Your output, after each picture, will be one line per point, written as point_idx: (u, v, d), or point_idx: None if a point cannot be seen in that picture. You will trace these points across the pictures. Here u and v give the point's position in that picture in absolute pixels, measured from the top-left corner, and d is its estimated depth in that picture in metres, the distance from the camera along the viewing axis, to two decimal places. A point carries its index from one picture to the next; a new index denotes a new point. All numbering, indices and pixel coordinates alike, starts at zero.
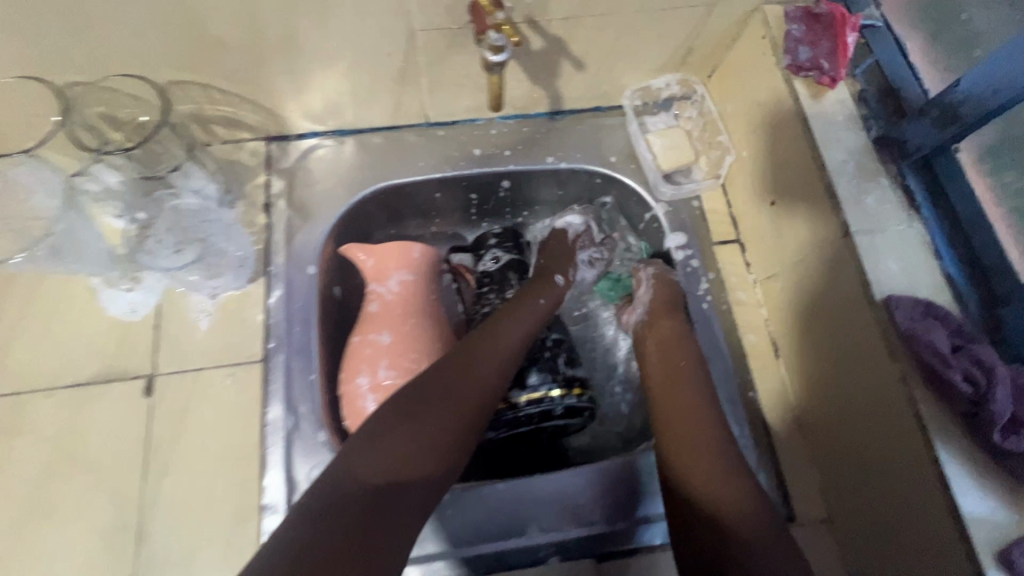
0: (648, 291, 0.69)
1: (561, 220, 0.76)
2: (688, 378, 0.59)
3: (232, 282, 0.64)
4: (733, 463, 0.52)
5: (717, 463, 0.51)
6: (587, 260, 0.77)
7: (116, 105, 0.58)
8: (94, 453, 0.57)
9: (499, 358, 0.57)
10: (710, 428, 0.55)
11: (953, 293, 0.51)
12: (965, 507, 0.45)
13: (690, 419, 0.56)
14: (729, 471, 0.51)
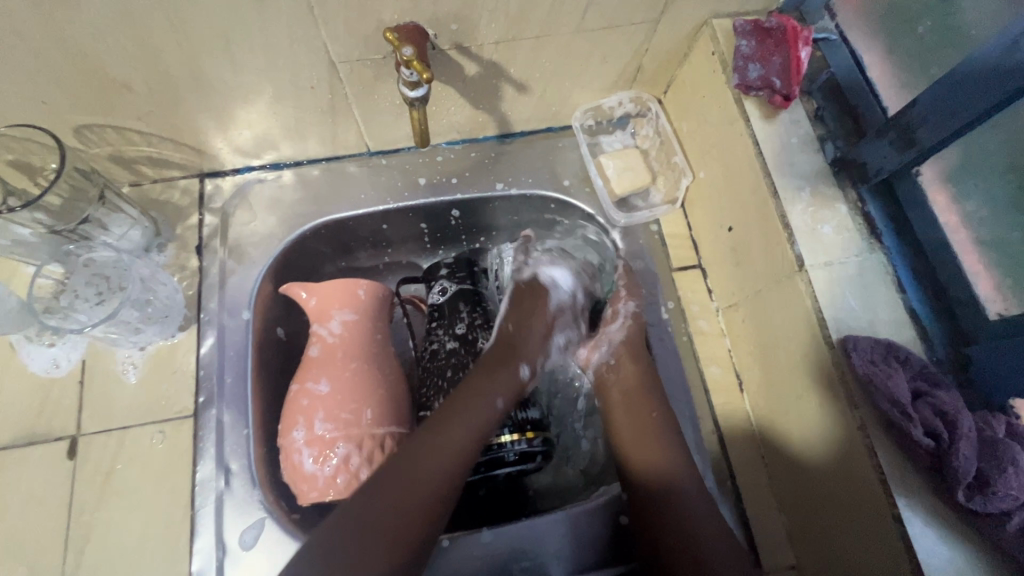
0: (621, 330, 0.63)
1: (546, 273, 0.68)
2: (659, 429, 0.56)
3: (158, 333, 0.61)
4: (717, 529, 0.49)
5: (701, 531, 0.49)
6: (563, 343, 0.67)
7: (25, 152, 0.55)
8: (12, 523, 0.54)
9: (468, 441, 0.53)
10: (691, 491, 0.52)
11: (918, 330, 0.48)
12: (932, 573, 0.41)
13: (666, 485, 0.52)
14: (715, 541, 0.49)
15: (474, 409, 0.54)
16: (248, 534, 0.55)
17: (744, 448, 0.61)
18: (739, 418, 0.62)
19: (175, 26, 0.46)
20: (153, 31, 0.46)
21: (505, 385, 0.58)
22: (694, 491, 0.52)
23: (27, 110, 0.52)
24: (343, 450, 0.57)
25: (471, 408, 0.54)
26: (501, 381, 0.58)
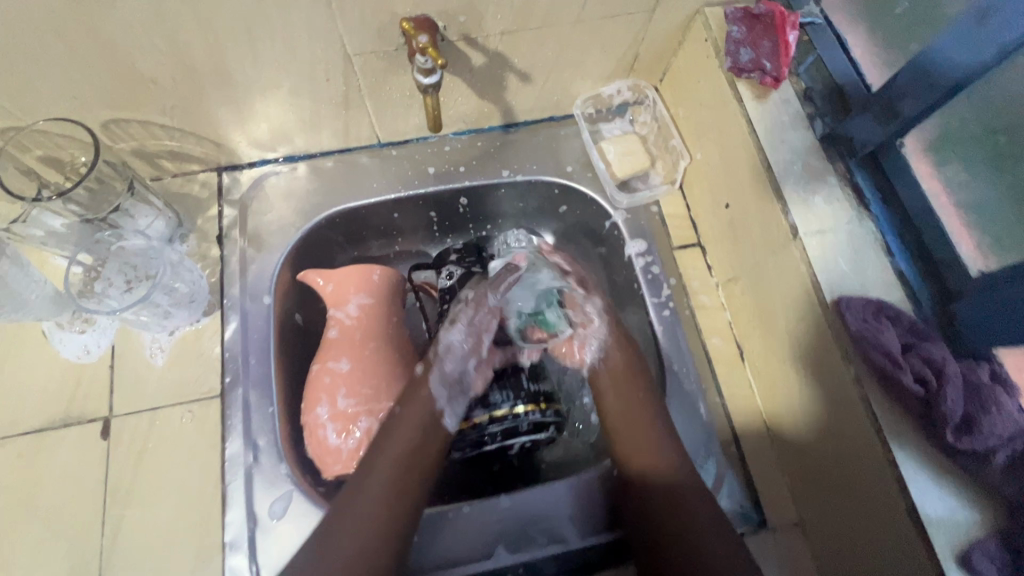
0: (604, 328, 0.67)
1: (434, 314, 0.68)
2: (636, 399, 0.62)
3: (186, 317, 0.64)
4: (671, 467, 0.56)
5: (657, 470, 0.56)
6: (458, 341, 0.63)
7: (54, 146, 0.58)
8: (52, 499, 0.57)
9: (391, 490, 0.54)
10: (653, 441, 0.58)
11: (906, 290, 0.51)
12: (925, 510, 0.44)
13: (633, 443, 0.59)
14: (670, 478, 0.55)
15: (391, 450, 0.55)
16: (277, 505, 0.57)
17: (746, 413, 0.64)
18: (740, 386, 0.65)
19: (201, 22, 0.49)
20: (180, 27, 0.49)
21: (428, 424, 0.58)
22: (656, 438, 0.58)
23: (59, 106, 0.55)
24: (365, 424, 0.60)
25: (386, 454, 0.55)
26: (418, 420, 0.58)
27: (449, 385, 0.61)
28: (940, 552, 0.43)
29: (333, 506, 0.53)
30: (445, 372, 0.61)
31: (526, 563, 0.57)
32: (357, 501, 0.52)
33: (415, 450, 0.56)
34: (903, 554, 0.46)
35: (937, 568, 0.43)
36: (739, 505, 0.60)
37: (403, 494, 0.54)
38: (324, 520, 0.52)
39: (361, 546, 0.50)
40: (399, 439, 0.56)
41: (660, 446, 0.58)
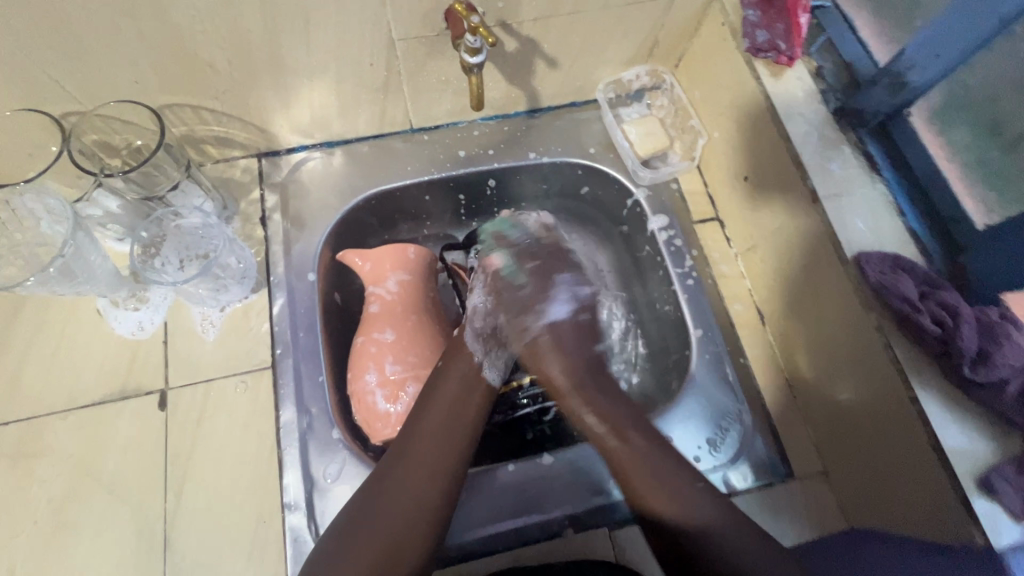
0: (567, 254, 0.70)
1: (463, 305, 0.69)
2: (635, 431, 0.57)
3: (237, 293, 0.67)
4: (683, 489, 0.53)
5: (663, 492, 0.53)
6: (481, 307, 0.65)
7: (110, 131, 0.60)
8: (114, 467, 0.59)
9: (434, 448, 0.55)
10: (660, 460, 0.55)
11: (918, 245, 0.55)
12: (946, 441, 0.48)
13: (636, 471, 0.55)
14: (683, 496, 0.52)
15: (438, 403, 0.58)
16: (331, 467, 0.60)
17: (769, 372, 0.68)
18: (762, 348, 0.69)
19: (264, 8, 0.52)
20: (244, 13, 0.52)
21: (471, 381, 0.60)
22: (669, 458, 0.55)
23: (120, 91, 0.58)
24: (413, 390, 0.63)
25: (432, 410, 0.58)
26: (462, 374, 0.60)
27: (483, 342, 0.64)
28: (962, 478, 0.47)
29: (380, 465, 0.55)
30: (478, 330, 0.64)
31: (571, 514, 0.60)
32: (403, 458, 0.54)
33: (456, 409, 0.58)
34: (927, 485, 0.50)
35: (960, 492, 0.47)
36: (767, 456, 0.64)
37: (445, 452, 0.55)
38: (374, 475, 0.54)
39: (405, 501, 0.52)
40: (442, 398, 0.58)
41: (670, 469, 0.54)
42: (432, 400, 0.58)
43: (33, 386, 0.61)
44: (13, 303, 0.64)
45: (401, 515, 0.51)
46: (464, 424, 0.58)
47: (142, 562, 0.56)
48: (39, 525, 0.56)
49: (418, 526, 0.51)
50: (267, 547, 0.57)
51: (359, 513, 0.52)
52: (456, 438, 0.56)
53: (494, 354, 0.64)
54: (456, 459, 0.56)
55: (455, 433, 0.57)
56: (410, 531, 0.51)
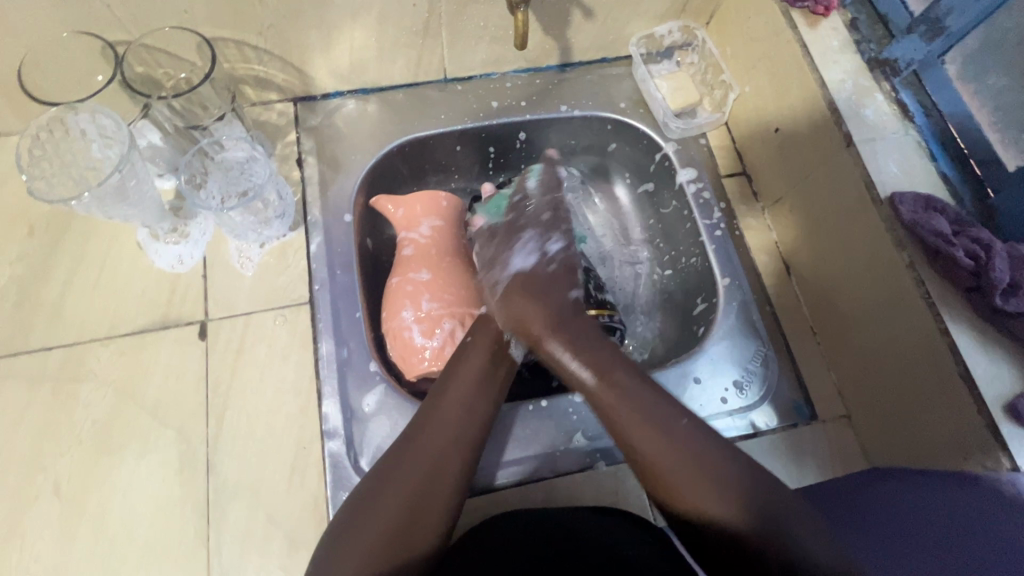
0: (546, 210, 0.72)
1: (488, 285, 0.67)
2: (633, 379, 0.54)
3: (276, 230, 0.67)
4: (707, 466, 0.47)
5: (707, 454, 0.48)
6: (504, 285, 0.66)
7: (155, 64, 0.61)
8: (156, 392, 0.60)
9: (458, 423, 0.53)
10: (688, 425, 0.50)
11: (948, 188, 0.57)
12: (975, 370, 0.50)
13: (644, 446, 0.50)
14: (706, 480, 0.46)
15: (463, 376, 0.57)
16: (370, 397, 0.61)
17: (794, 320, 0.69)
18: (786, 296, 0.71)
19: None
20: None
21: (492, 369, 0.59)
22: (687, 434, 0.49)
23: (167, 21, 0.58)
24: (449, 326, 0.64)
25: (447, 399, 0.55)
26: (481, 360, 0.59)
27: (513, 321, 0.64)
28: (991, 405, 0.49)
29: (386, 457, 0.52)
30: (509, 309, 0.64)
31: (603, 448, 0.63)
32: (412, 446, 0.51)
33: (472, 397, 0.56)
34: (955, 415, 0.52)
35: (987, 417, 0.49)
36: (791, 400, 0.66)
37: (457, 443, 0.52)
38: (380, 465, 0.51)
39: (411, 490, 0.49)
40: (458, 385, 0.56)
41: (684, 441, 0.49)
42: (446, 389, 0.56)
43: (75, 313, 0.62)
44: (55, 234, 0.65)
45: (415, 489, 0.49)
46: (489, 398, 0.56)
47: (183, 484, 0.57)
48: (80, 447, 0.57)
49: (425, 519, 0.48)
50: (306, 472, 0.58)
51: (361, 506, 0.48)
52: (469, 428, 0.54)
53: (524, 330, 0.64)
54: (468, 450, 0.53)
55: (468, 421, 0.54)
56: (434, 498, 0.49)
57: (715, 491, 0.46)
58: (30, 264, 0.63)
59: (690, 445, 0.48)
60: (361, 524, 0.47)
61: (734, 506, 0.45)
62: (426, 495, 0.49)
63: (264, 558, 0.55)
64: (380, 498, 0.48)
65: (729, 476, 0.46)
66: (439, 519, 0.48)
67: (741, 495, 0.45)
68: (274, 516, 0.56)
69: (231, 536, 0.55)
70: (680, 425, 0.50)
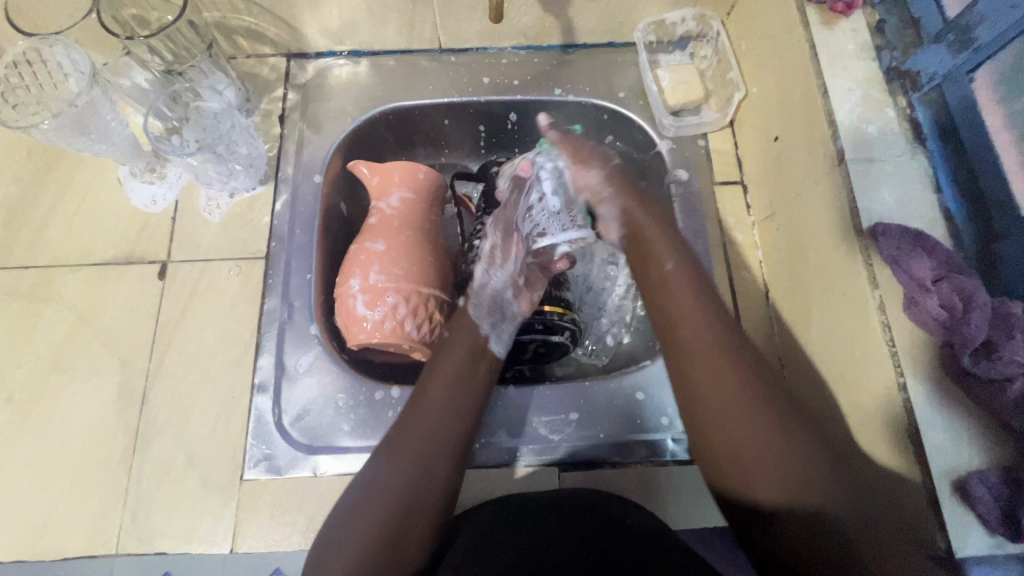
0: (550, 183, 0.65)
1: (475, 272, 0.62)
2: (704, 349, 0.50)
3: (244, 182, 0.68)
4: (776, 452, 0.44)
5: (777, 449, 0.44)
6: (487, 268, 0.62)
7: (147, 7, 0.63)
8: (111, 322, 0.63)
9: (447, 414, 0.50)
10: (761, 414, 0.46)
11: (949, 226, 0.49)
12: (927, 438, 0.43)
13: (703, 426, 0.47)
14: (783, 468, 0.44)
15: (452, 364, 0.54)
16: (304, 358, 0.62)
17: (763, 350, 0.64)
18: (760, 322, 0.65)
19: None
20: None
21: (476, 356, 0.55)
22: (755, 424, 0.45)
23: None
24: (393, 300, 0.63)
25: (436, 389, 0.52)
26: (462, 350, 0.55)
27: (489, 317, 0.58)
28: (936, 477, 0.43)
29: (366, 468, 0.49)
30: (484, 304, 0.59)
31: (526, 450, 0.61)
32: (393, 455, 0.48)
33: (455, 391, 0.52)
34: (898, 486, 0.46)
35: (930, 492, 0.42)
36: None
37: (438, 447, 0.48)
38: (362, 477, 0.48)
39: (396, 503, 0.45)
40: (441, 380, 0.52)
41: (751, 434, 0.45)
42: (428, 386, 0.52)
43: (52, 238, 0.66)
44: (47, 161, 0.69)
45: (411, 486, 0.46)
46: (480, 387, 0.54)
47: (118, 411, 0.60)
48: (36, 361, 0.61)
49: (425, 516, 0.46)
50: (231, 420, 0.60)
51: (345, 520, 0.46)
52: (456, 423, 0.50)
53: (502, 326, 0.58)
54: (453, 450, 0.49)
55: (451, 421, 0.50)
56: (432, 494, 0.47)
57: (778, 482, 0.43)
58: (21, 186, 0.68)
59: (766, 429, 0.45)
60: (345, 541, 0.45)
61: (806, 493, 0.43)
62: (422, 495, 0.46)
63: (178, 496, 0.57)
64: (363, 513, 0.45)
65: (791, 463, 0.44)
66: (431, 526, 0.46)
67: (805, 484, 0.43)
68: (195, 457, 0.58)
69: (152, 468, 0.58)
70: (745, 417, 0.46)
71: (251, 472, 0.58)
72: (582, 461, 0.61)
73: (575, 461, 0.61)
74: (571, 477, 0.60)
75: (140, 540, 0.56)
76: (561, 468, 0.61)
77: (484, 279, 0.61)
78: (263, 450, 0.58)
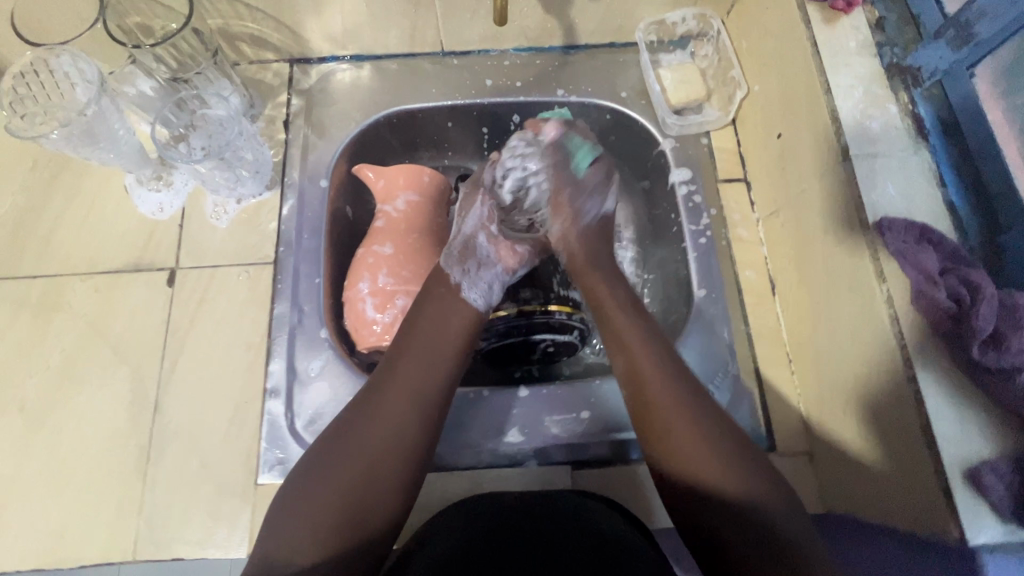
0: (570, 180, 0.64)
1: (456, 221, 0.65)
2: (654, 352, 0.52)
3: (251, 187, 0.69)
4: (715, 440, 0.46)
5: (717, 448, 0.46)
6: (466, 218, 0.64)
7: (150, 15, 0.63)
8: (121, 330, 0.63)
9: (413, 389, 0.50)
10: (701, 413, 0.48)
11: (954, 220, 0.50)
12: (938, 429, 0.44)
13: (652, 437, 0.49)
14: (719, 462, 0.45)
15: (424, 339, 0.54)
16: (316, 362, 0.62)
17: (770, 344, 0.64)
18: (766, 317, 0.65)
19: None
20: None
21: (452, 321, 0.56)
22: (695, 417, 0.47)
23: None
24: (402, 303, 0.64)
25: (405, 363, 0.52)
26: (440, 314, 0.56)
27: (462, 263, 0.60)
28: (949, 467, 0.43)
29: (338, 427, 0.48)
30: (458, 252, 0.61)
31: (539, 449, 0.62)
32: (369, 415, 0.48)
33: (432, 355, 0.53)
34: (914, 477, 0.46)
35: (942, 480, 0.43)
36: (750, 428, 0.61)
37: (414, 411, 0.49)
38: (332, 436, 0.48)
39: (369, 463, 0.46)
40: (420, 342, 0.54)
41: (685, 425, 0.47)
42: (405, 349, 0.53)
43: (60, 247, 0.66)
44: (53, 171, 0.69)
45: (372, 458, 0.46)
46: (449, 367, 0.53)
47: (131, 418, 0.60)
48: (48, 370, 0.61)
49: (381, 489, 0.46)
50: (244, 424, 0.60)
51: (313, 476, 0.45)
52: (432, 387, 0.51)
53: (476, 274, 0.60)
54: (429, 414, 0.50)
55: (427, 385, 0.51)
56: (391, 468, 0.47)
57: (720, 468, 0.44)
58: (30, 195, 0.68)
59: (706, 426, 0.47)
60: (310, 503, 0.44)
61: (742, 482, 0.44)
62: (382, 467, 0.46)
63: (193, 501, 0.57)
64: (336, 471, 0.45)
65: (726, 454, 0.45)
66: (401, 489, 0.47)
67: (743, 474, 0.44)
68: (209, 462, 0.59)
69: (166, 474, 0.58)
70: (689, 408, 0.48)
71: (265, 476, 0.58)
72: (594, 458, 0.62)
73: (587, 458, 0.62)
74: (585, 475, 0.61)
75: (157, 545, 0.56)
76: (574, 466, 0.61)
77: (460, 229, 0.64)
78: (277, 454, 0.59)
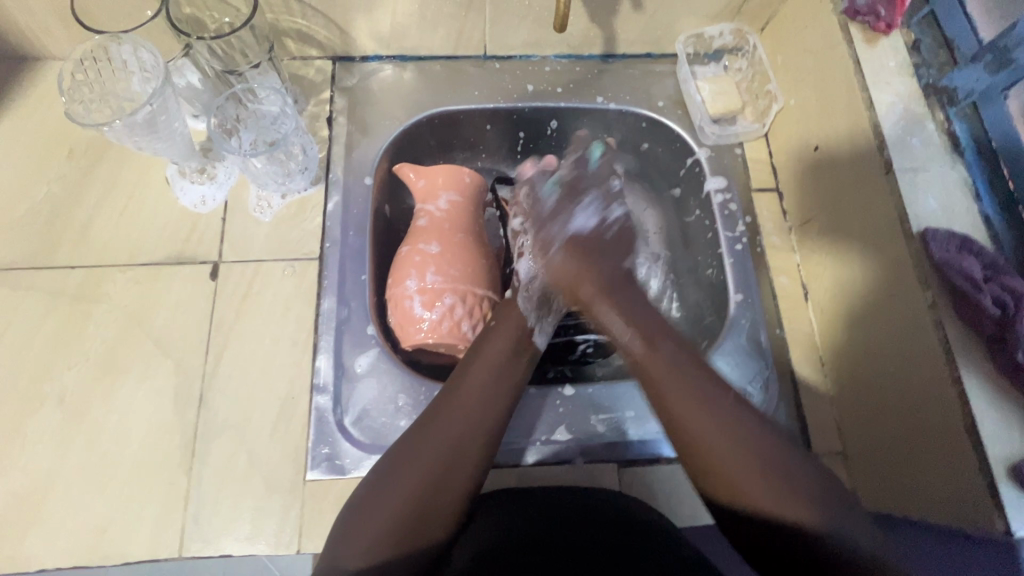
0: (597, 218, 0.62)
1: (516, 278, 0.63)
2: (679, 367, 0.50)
3: (298, 183, 0.69)
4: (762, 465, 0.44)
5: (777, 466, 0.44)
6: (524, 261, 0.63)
7: (203, 7, 0.63)
8: (163, 323, 0.62)
9: (473, 408, 0.49)
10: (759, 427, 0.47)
11: (989, 231, 0.53)
12: (983, 428, 0.47)
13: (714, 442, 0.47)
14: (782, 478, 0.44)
15: (484, 359, 0.53)
16: (363, 359, 0.61)
17: (803, 348, 0.67)
18: (800, 322, 0.68)
19: None
20: None
21: (510, 346, 0.55)
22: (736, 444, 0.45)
23: None
24: (450, 301, 0.63)
25: (465, 382, 0.51)
26: (498, 339, 0.55)
27: (535, 308, 0.59)
28: (993, 463, 0.46)
29: (394, 446, 0.48)
30: (530, 297, 0.60)
31: (585, 446, 0.62)
32: (423, 436, 0.47)
33: (498, 375, 0.52)
34: (953, 474, 0.49)
35: (987, 476, 0.46)
36: (787, 427, 0.63)
37: (468, 435, 0.48)
38: (387, 456, 0.47)
39: (421, 484, 0.45)
40: (481, 362, 0.53)
41: (740, 438, 0.46)
42: (465, 373, 0.52)
43: (97, 238, 0.65)
44: (91, 160, 0.67)
45: (431, 476, 0.45)
46: (510, 387, 0.52)
47: (175, 413, 0.59)
48: (87, 363, 0.60)
49: (440, 509, 0.45)
50: (291, 421, 0.60)
51: (375, 487, 0.45)
52: (493, 409, 0.50)
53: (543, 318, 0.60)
54: (484, 438, 0.48)
55: (485, 412, 0.49)
56: (451, 487, 0.45)
57: (771, 492, 0.43)
58: (66, 184, 0.66)
59: (758, 452, 0.45)
60: (371, 517, 0.43)
61: (796, 509, 0.42)
62: (441, 484, 0.45)
63: (240, 498, 0.57)
64: (388, 489, 0.45)
65: (773, 478, 0.44)
66: (453, 514, 0.45)
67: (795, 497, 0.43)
68: (256, 459, 0.58)
69: (212, 470, 0.57)
70: (745, 433, 0.46)
71: (313, 472, 0.58)
72: (640, 457, 0.62)
73: (633, 457, 0.62)
74: (631, 474, 0.61)
75: (204, 543, 0.55)
76: (620, 465, 0.62)
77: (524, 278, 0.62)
78: (325, 450, 0.58)
